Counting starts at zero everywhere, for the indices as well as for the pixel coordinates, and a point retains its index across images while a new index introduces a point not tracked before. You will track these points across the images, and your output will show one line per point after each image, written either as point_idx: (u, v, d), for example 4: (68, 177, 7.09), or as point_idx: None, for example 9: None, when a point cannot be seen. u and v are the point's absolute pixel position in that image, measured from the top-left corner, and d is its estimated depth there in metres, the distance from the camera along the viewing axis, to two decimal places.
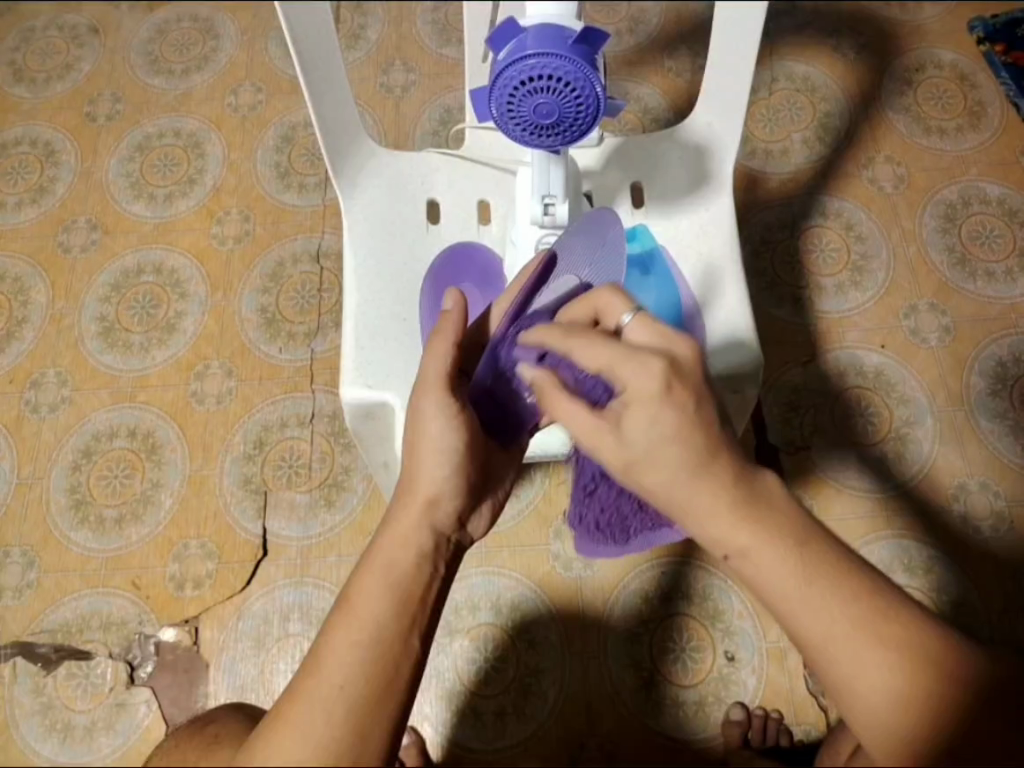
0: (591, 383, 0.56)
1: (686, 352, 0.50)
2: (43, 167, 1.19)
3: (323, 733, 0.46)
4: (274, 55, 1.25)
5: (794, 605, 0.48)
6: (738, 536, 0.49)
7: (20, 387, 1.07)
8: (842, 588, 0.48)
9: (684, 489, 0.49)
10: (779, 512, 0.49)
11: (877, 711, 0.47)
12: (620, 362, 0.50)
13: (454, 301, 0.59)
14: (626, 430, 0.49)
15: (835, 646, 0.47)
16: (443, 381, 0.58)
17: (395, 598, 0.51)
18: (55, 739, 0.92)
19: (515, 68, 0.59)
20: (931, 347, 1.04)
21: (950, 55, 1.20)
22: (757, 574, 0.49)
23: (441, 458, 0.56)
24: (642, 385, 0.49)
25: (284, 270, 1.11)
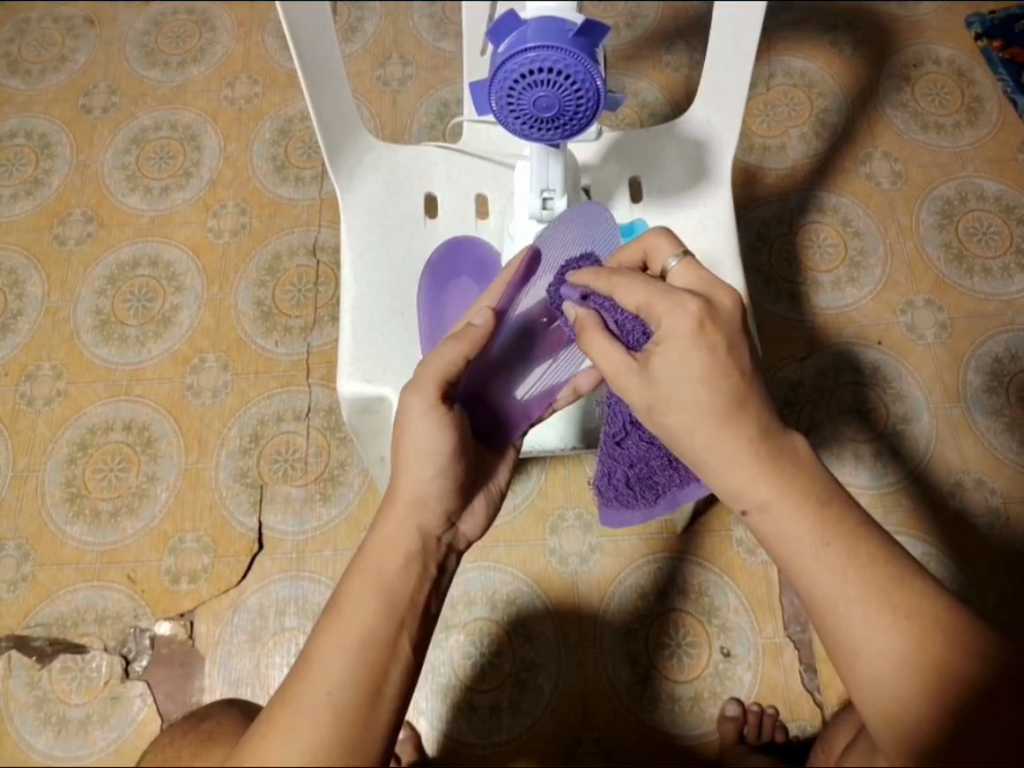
0: (630, 325, 0.55)
1: (725, 299, 0.52)
2: (38, 160, 1.18)
3: (312, 738, 0.46)
4: (270, 47, 1.24)
5: (807, 565, 0.49)
6: (758, 487, 0.50)
7: (14, 380, 1.07)
8: (853, 553, 0.48)
9: (709, 432, 0.50)
10: (804, 472, 0.50)
11: (883, 682, 0.46)
12: (656, 302, 0.52)
13: (481, 319, 0.61)
14: (653, 367, 0.52)
15: (844, 606, 0.47)
16: (436, 383, 0.58)
17: (384, 602, 0.51)
18: (49, 732, 0.92)
19: (515, 61, 0.59)
20: (928, 343, 1.04)
21: (948, 51, 1.20)
22: (775, 530, 0.50)
23: (427, 460, 0.56)
24: (676, 323, 0.51)
25: (280, 264, 1.11)
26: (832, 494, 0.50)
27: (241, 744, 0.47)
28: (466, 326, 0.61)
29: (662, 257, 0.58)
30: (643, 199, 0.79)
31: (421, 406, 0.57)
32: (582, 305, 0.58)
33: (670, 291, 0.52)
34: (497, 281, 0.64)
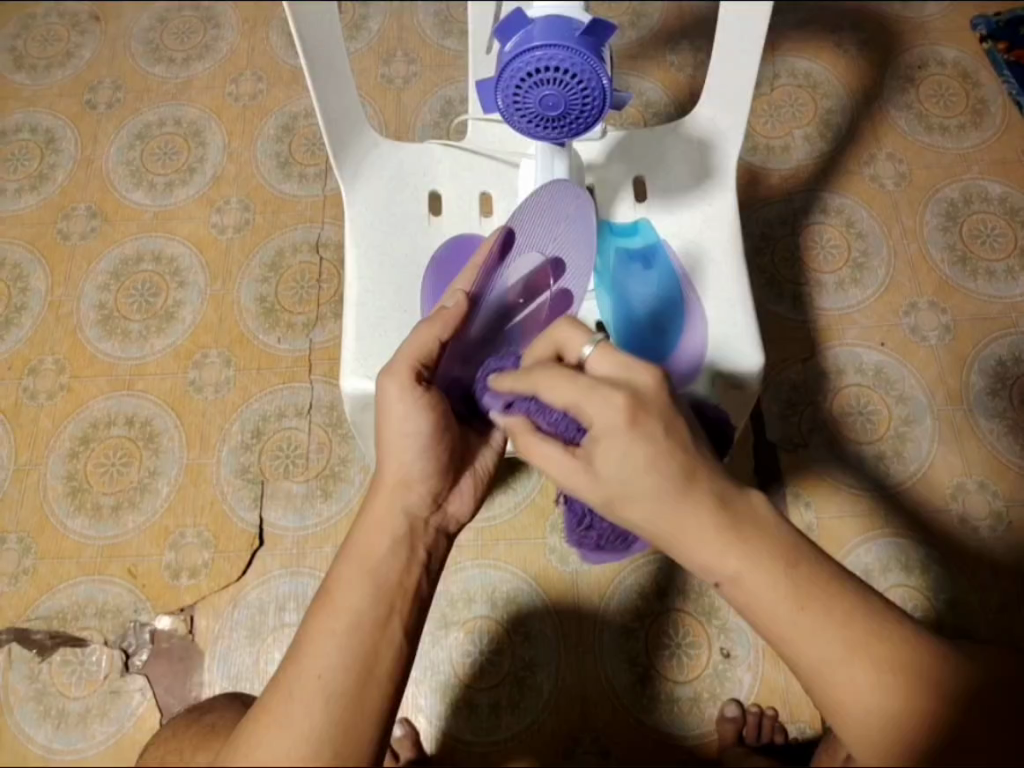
0: (564, 423, 0.56)
1: (649, 381, 0.51)
2: (44, 154, 1.18)
3: (302, 723, 0.46)
4: (276, 44, 1.24)
5: (788, 633, 0.47)
6: (727, 562, 0.48)
7: (18, 374, 1.07)
8: (831, 614, 0.47)
9: (669, 515, 0.49)
10: (768, 534, 0.48)
11: (870, 729, 0.47)
12: (586, 396, 0.51)
13: (455, 302, 0.61)
14: (596, 462, 0.51)
15: (830, 670, 0.47)
16: (410, 367, 0.58)
17: (373, 587, 0.51)
18: (49, 725, 0.92)
19: (521, 60, 0.60)
20: (931, 345, 1.04)
21: (953, 52, 1.20)
22: (749, 601, 0.48)
23: (408, 441, 0.57)
24: (608, 419, 0.50)
25: (283, 260, 1.11)
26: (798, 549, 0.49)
27: (236, 734, 0.47)
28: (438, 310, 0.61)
29: (576, 347, 0.56)
30: (647, 198, 0.79)
31: (394, 389, 0.57)
32: (508, 412, 0.59)
33: (597, 383, 0.51)
34: (472, 265, 0.64)
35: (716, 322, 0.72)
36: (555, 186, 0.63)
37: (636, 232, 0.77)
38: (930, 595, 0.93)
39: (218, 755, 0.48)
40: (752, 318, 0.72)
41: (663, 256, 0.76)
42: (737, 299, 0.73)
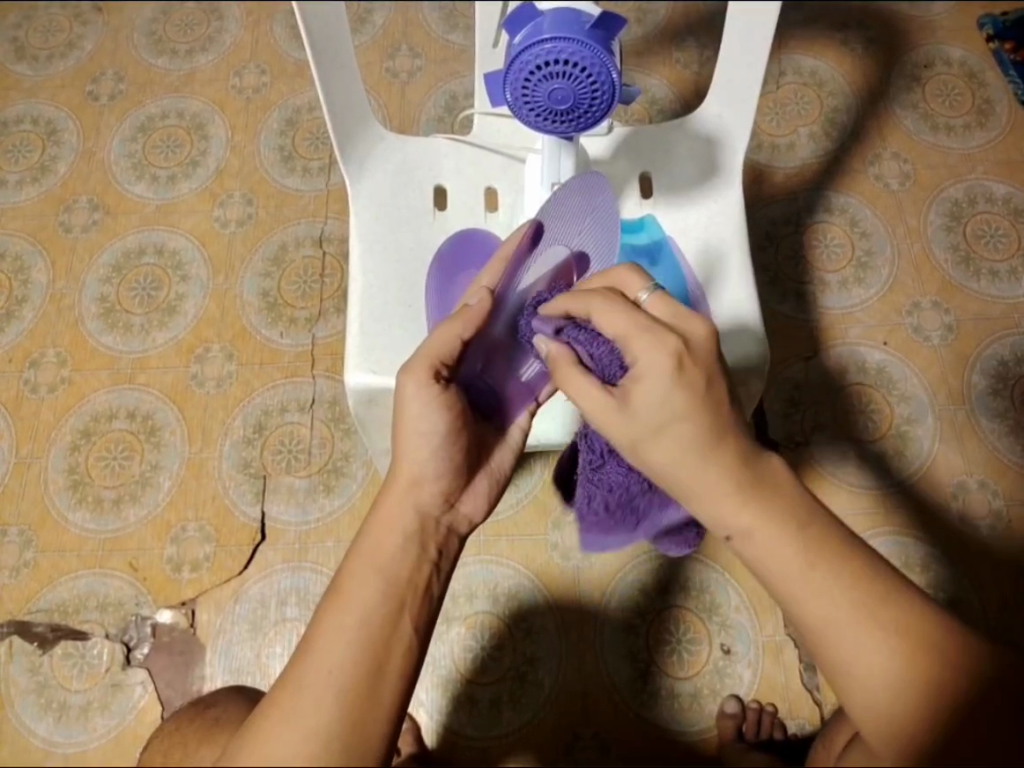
0: (606, 359, 0.54)
1: (699, 332, 0.52)
2: (45, 145, 1.18)
3: (313, 719, 0.46)
4: (279, 37, 1.24)
5: (794, 588, 0.48)
6: (741, 519, 0.49)
7: (19, 366, 1.07)
8: (837, 573, 0.48)
9: (693, 466, 0.50)
10: (784, 496, 0.50)
11: (875, 698, 0.47)
12: (634, 336, 0.51)
13: (478, 299, 0.60)
14: (633, 402, 0.50)
15: (835, 629, 0.47)
16: (428, 365, 0.58)
17: (383, 582, 0.51)
18: (50, 718, 0.92)
19: (530, 52, 0.59)
20: (933, 344, 1.04)
21: (959, 51, 1.19)
22: (757, 557, 0.49)
23: (422, 439, 0.57)
24: (652, 360, 0.50)
25: (286, 254, 1.11)
26: (814, 509, 0.50)
27: (245, 730, 0.47)
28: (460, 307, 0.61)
29: (631, 290, 0.56)
30: (653, 195, 0.78)
31: (412, 386, 0.57)
32: (555, 339, 0.57)
33: (651, 324, 0.51)
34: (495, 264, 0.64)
35: (722, 319, 0.72)
36: (575, 183, 0.61)
37: (643, 228, 0.76)
38: (929, 594, 0.94)
39: (226, 750, 0.48)
40: (757, 315, 0.72)
41: (668, 252, 0.75)
42: (743, 296, 0.73)
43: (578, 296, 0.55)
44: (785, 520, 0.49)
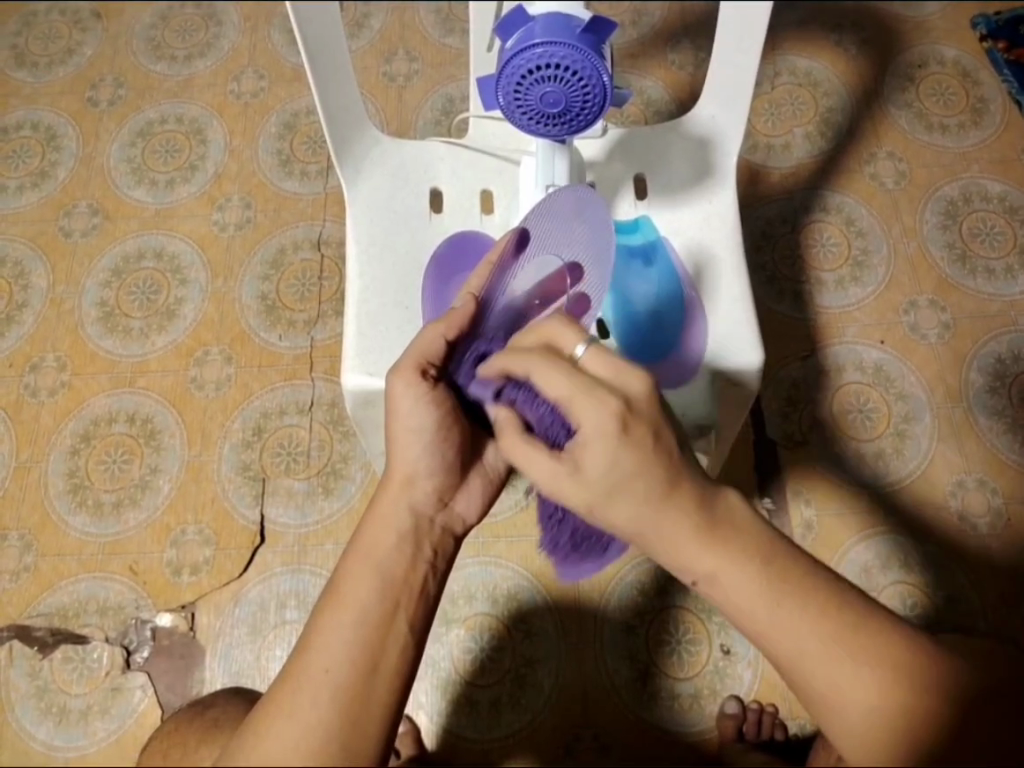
0: (551, 422, 0.55)
1: (639, 389, 0.51)
2: (45, 151, 1.18)
3: (310, 718, 0.46)
4: (277, 42, 1.24)
5: (764, 628, 0.47)
6: (702, 561, 0.49)
7: (19, 370, 1.07)
8: (808, 605, 0.47)
9: (650, 521, 0.49)
10: (743, 535, 0.49)
11: (858, 731, 0.46)
12: (578, 399, 0.50)
13: (465, 301, 0.61)
14: (603, 436, 0.50)
15: (808, 662, 0.47)
16: (415, 363, 0.58)
17: (378, 581, 0.51)
18: (50, 722, 0.92)
19: (523, 56, 0.60)
20: (930, 343, 1.04)
21: (953, 51, 1.20)
22: (726, 597, 0.48)
23: (413, 438, 0.57)
24: (597, 423, 0.49)
25: (284, 257, 1.11)
26: (770, 545, 0.49)
27: (243, 729, 0.47)
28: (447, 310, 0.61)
29: (568, 345, 0.54)
30: (647, 196, 0.79)
31: (401, 385, 0.57)
32: (499, 401, 0.59)
33: (592, 386, 0.50)
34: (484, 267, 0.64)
35: (717, 319, 0.73)
36: (562, 194, 0.63)
37: (637, 229, 0.77)
38: (929, 593, 0.94)
39: (224, 750, 0.48)
40: (751, 316, 0.72)
41: (663, 253, 0.76)
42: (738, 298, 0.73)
43: (514, 359, 0.54)
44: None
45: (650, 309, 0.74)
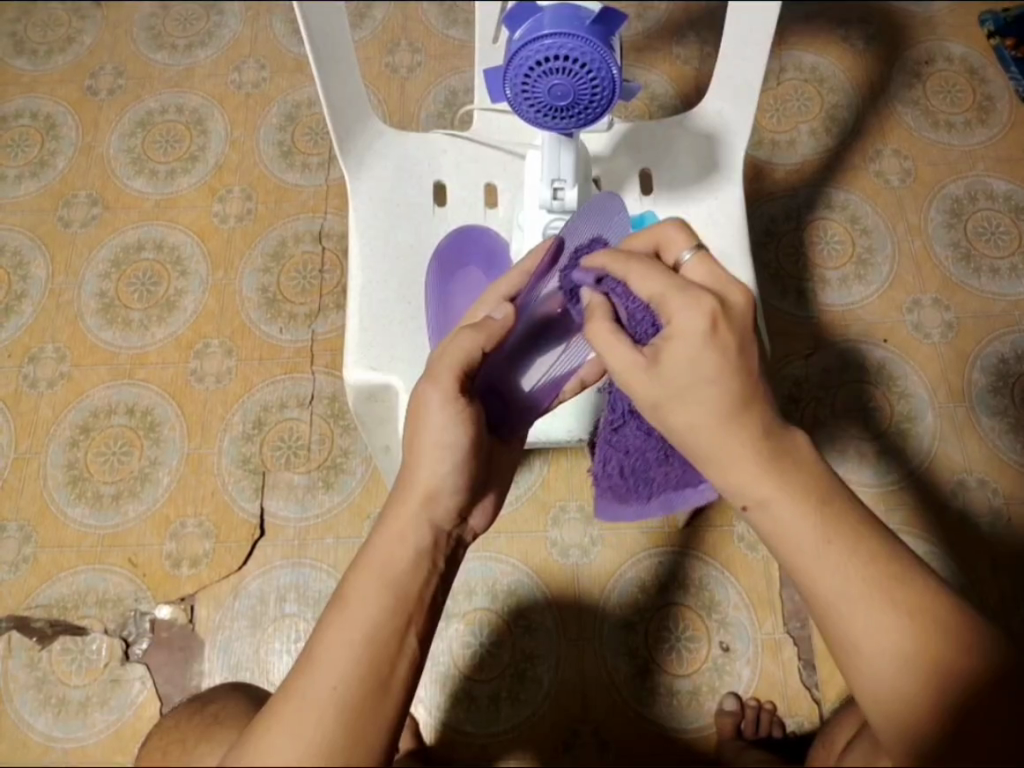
0: (640, 315, 0.53)
1: (738, 297, 0.51)
2: (44, 140, 1.18)
3: (315, 732, 0.46)
4: (279, 32, 1.23)
5: (807, 562, 0.48)
6: (757, 486, 0.49)
7: (18, 361, 1.07)
8: (853, 550, 0.47)
9: (712, 439, 0.49)
10: (806, 468, 0.49)
11: (885, 675, 0.46)
12: (671, 295, 0.50)
13: (503, 313, 0.60)
14: (663, 362, 0.49)
15: (846, 604, 0.47)
16: (455, 374, 0.57)
17: (391, 596, 0.51)
18: (49, 713, 0.92)
19: (530, 48, 0.59)
20: (933, 342, 1.04)
21: (960, 48, 1.19)
22: (775, 525, 0.49)
23: (444, 455, 0.56)
24: (690, 321, 0.49)
25: (286, 249, 1.11)
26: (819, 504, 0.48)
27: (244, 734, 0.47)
28: (484, 320, 0.60)
29: (672, 252, 0.55)
30: (653, 192, 0.78)
31: (434, 395, 0.56)
32: (596, 290, 0.56)
33: (687, 285, 0.50)
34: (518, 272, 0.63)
35: None
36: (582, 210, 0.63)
37: (642, 224, 0.74)
38: None
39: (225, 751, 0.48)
40: (758, 311, 0.72)
41: None
42: None
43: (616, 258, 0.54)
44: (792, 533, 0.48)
45: None
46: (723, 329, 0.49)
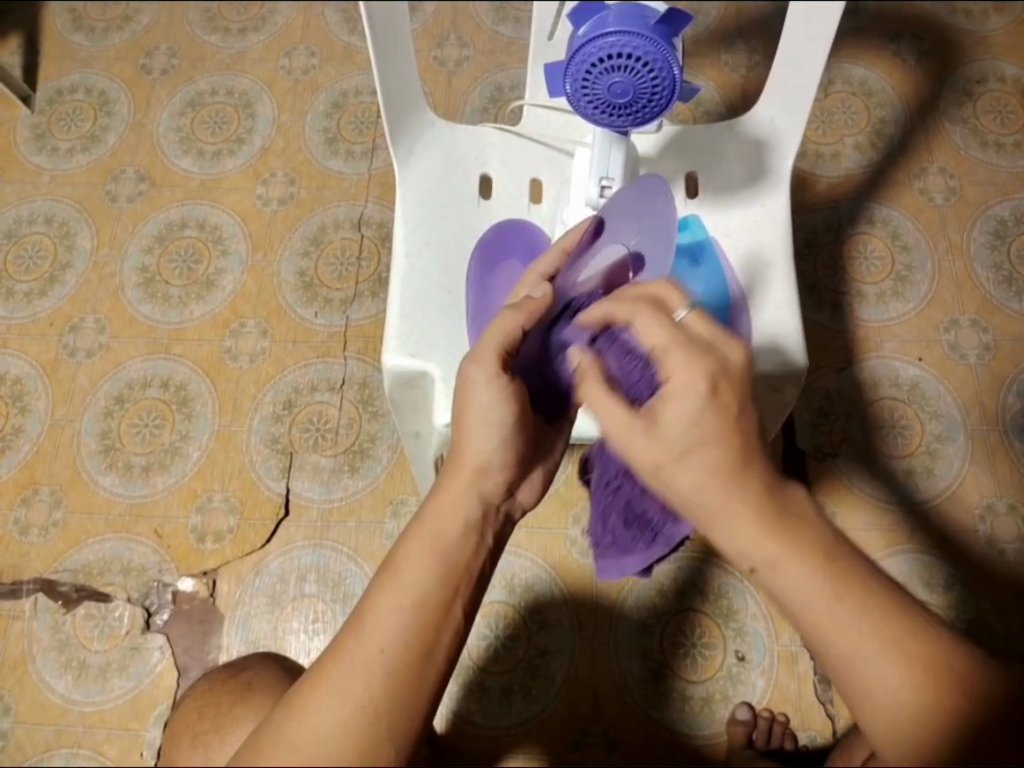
0: (636, 377, 0.56)
1: (736, 356, 0.50)
2: (96, 116, 1.20)
3: (363, 693, 0.47)
4: (331, 20, 1.25)
5: (818, 620, 0.47)
6: (764, 550, 0.47)
7: (59, 330, 1.09)
8: (864, 607, 0.46)
9: (718, 498, 0.48)
10: (807, 524, 0.48)
11: (897, 728, 0.46)
12: (673, 350, 0.49)
13: (543, 293, 0.61)
14: (661, 421, 0.49)
15: (860, 661, 0.46)
16: (495, 351, 0.58)
17: (442, 565, 0.51)
18: (69, 676, 0.94)
19: (594, 45, 0.60)
20: (969, 364, 1.03)
21: (1013, 68, 1.18)
22: (784, 588, 0.47)
23: (493, 430, 0.57)
24: (687, 380, 0.48)
25: (325, 235, 1.12)
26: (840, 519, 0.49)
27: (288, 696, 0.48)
28: (524, 298, 0.61)
29: (671, 305, 0.53)
30: (698, 195, 0.79)
31: (478, 374, 0.57)
32: (590, 348, 0.59)
33: (689, 342, 0.50)
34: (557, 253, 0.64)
35: (759, 327, 0.72)
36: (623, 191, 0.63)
37: (686, 226, 0.74)
38: (949, 616, 0.93)
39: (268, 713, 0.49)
40: (797, 321, 0.72)
41: (711, 253, 0.73)
42: (785, 303, 0.73)
43: (619, 305, 0.54)
44: (818, 540, 0.48)
45: (698, 311, 0.71)
46: (723, 389, 0.48)
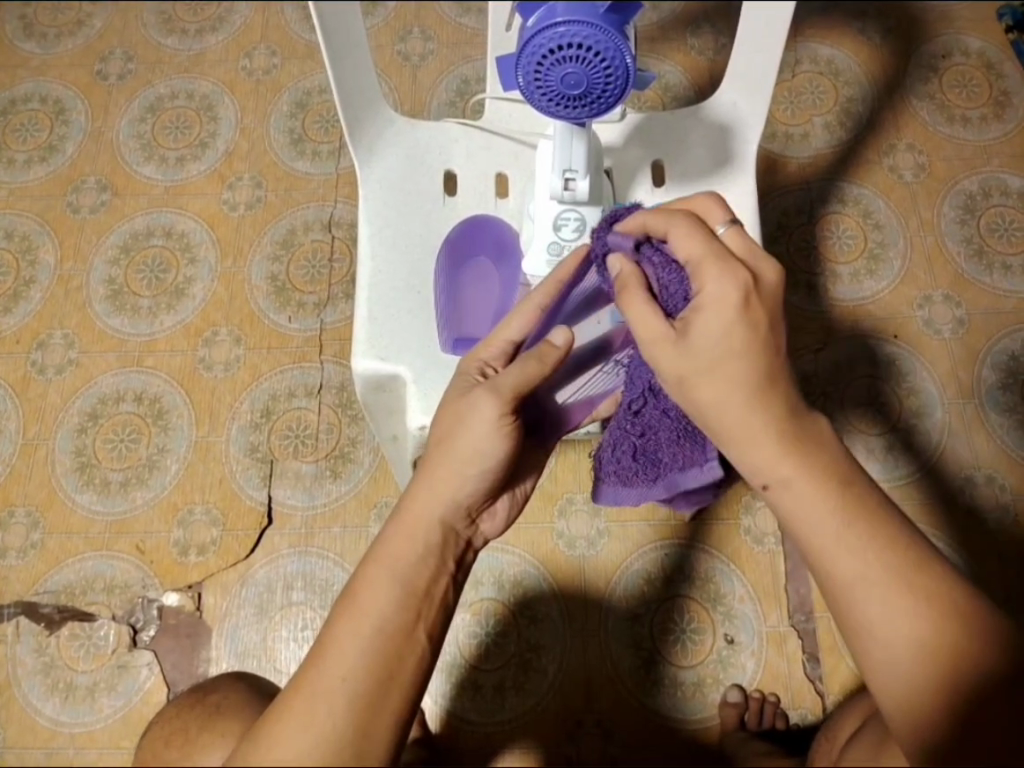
0: (675, 282, 0.52)
1: (771, 274, 0.50)
2: (53, 125, 1.17)
3: (327, 724, 0.46)
4: (290, 18, 1.22)
5: (828, 548, 0.48)
6: (778, 466, 0.49)
7: (26, 347, 1.07)
8: (873, 537, 0.47)
9: (740, 412, 0.49)
10: (827, 451, 0.49)
11: (900, 666, 0.45)
12: (708, 262, 0.50)
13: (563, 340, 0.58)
14: (692, 333, 0.49)
15: (863, 588, 0.47)
16: (510, 395, 0.56)
17: (398, 590, 0.51)
18: (57, 698, 0.93)
19: (543, 36, 0.58)
20: (944, 338, 1.04)
21: (977, 42, 1.18)
22: (793, 507, 0.49)
23: (474, 464, 0.55)
24: (720, 293, 0.49)
25: (295, 237, 1.10)
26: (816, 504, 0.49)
27: (256, 729, 0.48)
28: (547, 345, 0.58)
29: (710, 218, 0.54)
30: (665, 184, 0.78)
31: (489, 411, 0.55)
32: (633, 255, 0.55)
33: (722, 253, 0.50)
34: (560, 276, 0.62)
35: None
36: None
37: None
38: None
39: (236, 747, 0.48)
40: None
41: None
42: None
43: (656, 216, 0.53)
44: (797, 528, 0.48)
45: None
46: (756, 304, 0.49)
